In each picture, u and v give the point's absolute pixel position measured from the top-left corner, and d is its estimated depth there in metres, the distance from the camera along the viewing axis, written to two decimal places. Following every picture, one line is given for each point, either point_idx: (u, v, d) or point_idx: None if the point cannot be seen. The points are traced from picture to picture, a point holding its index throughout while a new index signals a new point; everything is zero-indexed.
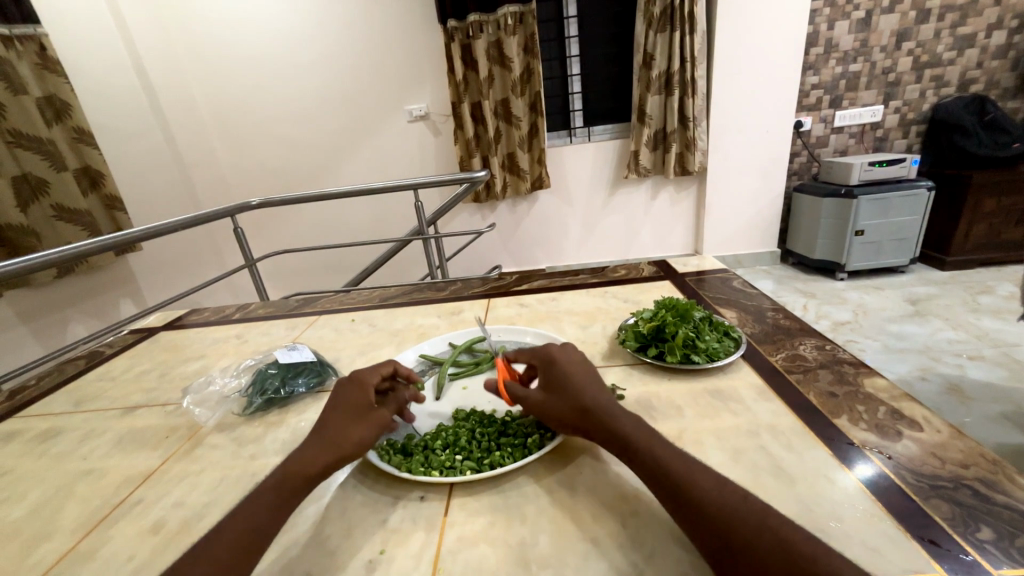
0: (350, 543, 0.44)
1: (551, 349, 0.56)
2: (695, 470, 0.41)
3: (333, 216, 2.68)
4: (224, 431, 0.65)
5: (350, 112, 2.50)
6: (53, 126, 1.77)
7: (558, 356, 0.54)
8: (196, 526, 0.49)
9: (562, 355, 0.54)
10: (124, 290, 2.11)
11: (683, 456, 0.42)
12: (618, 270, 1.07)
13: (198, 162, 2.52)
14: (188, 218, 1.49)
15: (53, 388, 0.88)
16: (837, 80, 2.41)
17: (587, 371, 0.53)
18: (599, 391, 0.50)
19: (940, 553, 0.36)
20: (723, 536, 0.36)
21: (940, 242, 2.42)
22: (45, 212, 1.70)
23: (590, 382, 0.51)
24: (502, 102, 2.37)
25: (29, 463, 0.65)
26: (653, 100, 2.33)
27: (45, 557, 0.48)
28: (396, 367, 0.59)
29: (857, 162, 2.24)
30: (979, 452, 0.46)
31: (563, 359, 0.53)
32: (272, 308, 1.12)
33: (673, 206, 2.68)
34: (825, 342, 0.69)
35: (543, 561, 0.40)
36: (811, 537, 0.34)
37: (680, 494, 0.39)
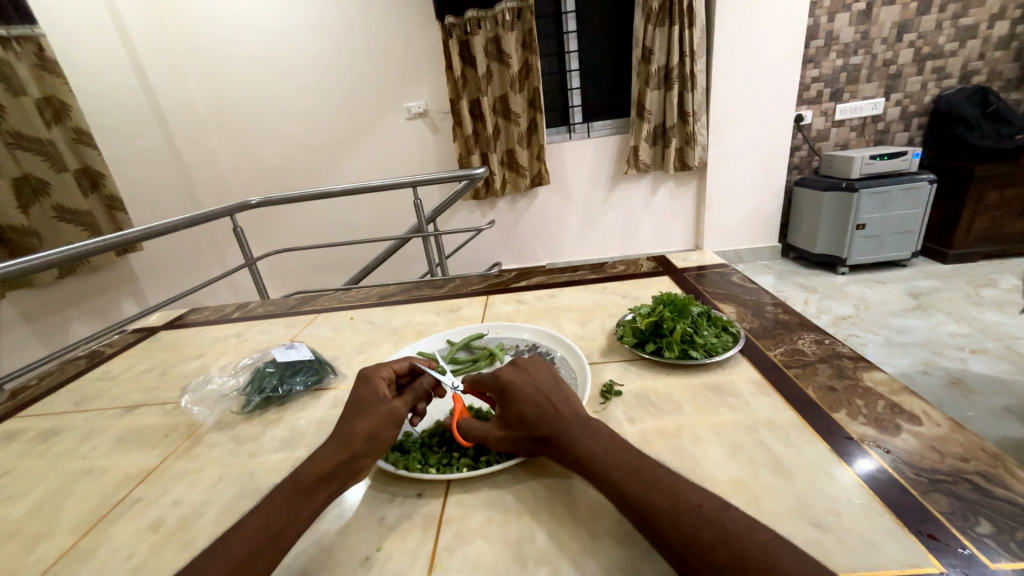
0: (347, 540, 0.44)
1: (500, 371, 0.52)
2: (651, 482, 0.39)
3: (333, 214, 2.67)
4: (222, 429, 0.65)
5: (349, 110, 2.49)
6: (52, 127, 1.77)
7: (508, 380, 0.51)
8: (195, 524, 0.49)
9: (511, 378, 0.51)
10: (126, 290, 2.11)
11: (642, 468, 0.41)
12: (617, 266, 1.06)
13: (198, 162, 2.52)
14: (188, 218, 1.48)
15: (54, 387, 0.89)
16: (838, 73, 2.40)
17: (542, 390, 0.49)
18: (556, 411, 0.47)
19: (939, 547, 0.36)
20: (683, 558, 0.34)
21: (942, 235, 2.41)
22: (46, 213, 1.70)
23: (547, 406, 0.48)
24: (501, 99, 2.36)
25: (29, 463, 0.65)
26: (652, 95, 2.32)
27: (45, 556, 0.49)
28: (411, 361, 0.58)
29: (858, 155, 2.22)
30: (979, 446, 0.46)
31: (513, 384, 0.50)
32: (271, 307, 1.12)
33: (673, 202, 2.67)
34: (823, 336, 0.68)
35: (539, 558, 0.40)
36: (771, 545, 0.33)
37: (638, 514, 0.38)
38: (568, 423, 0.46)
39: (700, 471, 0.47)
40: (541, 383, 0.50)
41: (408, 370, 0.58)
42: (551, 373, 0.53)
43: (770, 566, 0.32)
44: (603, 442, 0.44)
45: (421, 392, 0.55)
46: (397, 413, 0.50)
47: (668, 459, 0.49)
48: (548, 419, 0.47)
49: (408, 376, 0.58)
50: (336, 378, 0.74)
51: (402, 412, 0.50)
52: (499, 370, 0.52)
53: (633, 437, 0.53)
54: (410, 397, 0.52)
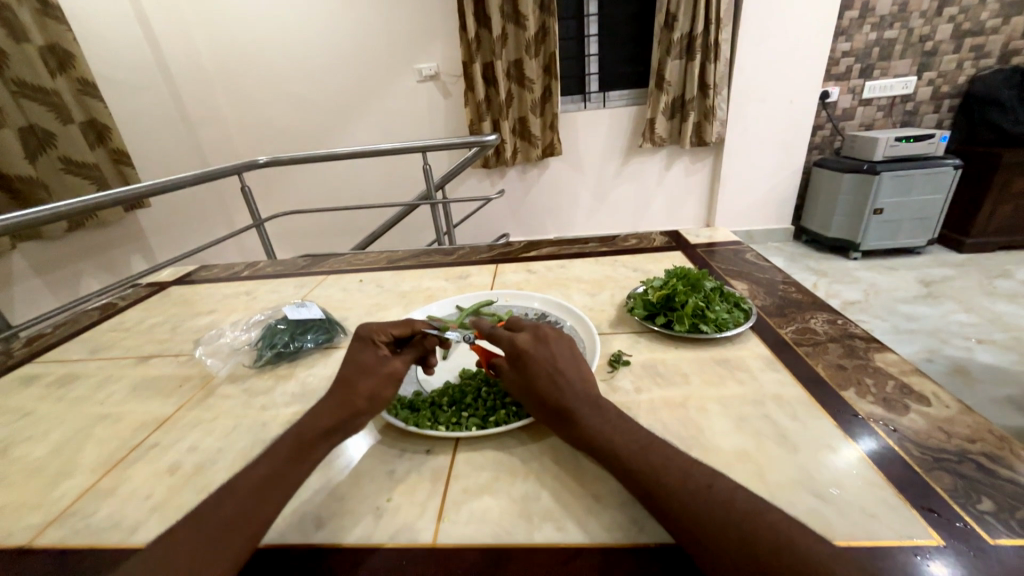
0: (358, 489, 0.46)
1: (517, 338, 0.51)
2: (659, 461, 0.40)
3: (341, 178, 2.64)
4: (235, 381, 0.67)
5: (358, 70, 2.42)
6: (56, 76, 1.73)
7: (525, 350, 0.50)
8: (211, 469, 0.51)
9: (528, 348, 0.50)
10: (135, 246, 2.13)
11: (650, 447, 0.42)
12: (628, 240, 1.05)
13: (204, 118, 2.48)
14: (198, 174, 1.47)
15: (68, 336, 0.90)
16: (870, 47, 2.28)
17: (557, 362, 0.49)
18: (570, 386, 0.47)
19: (938, 521, 0.37)
20: (689, 533, 0.35)
21: (961, 223, 2.35)
22: (53, 164, 1.69)
23: (558, 379, 0.48)
24: (515, 63, 2.28)
25: (49, 406, 0.68)
26: (673, 65, 2.22)
27: (68, 493, 0.51)
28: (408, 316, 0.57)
29: (883, 136, 2.14)
30: (986, 428, 0.46)
31: (530, 354, 0.50)
32: (281, 266, 1.12)
33: (686, 178, 2.61)
34: (836, 316, 0.68)
35: (544, 514, 0.41)
36: (781, 523, 0.33)
37: (645, 491, 0.39)
38: (578, 399, 0.46)
39: (705, 440, 0.48)
40: (556, 355, 0.50)
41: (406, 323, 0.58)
42: (569, 346, 0.52)
43: (778, 544, 0.32)
44: (612, 419, 0.45)
45: (424, 347, 0.55)
46: (398, 373, 0.51)
47: (673, 429, 0.49)
48: (560, 394, 0.47)
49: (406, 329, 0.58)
50: (345, 337, 0.74)
51: (403, 371, 0.51)
52: (517, 337, 0.52)
53: (639, 405, 0.54)
54: (410, 355, 0.53)
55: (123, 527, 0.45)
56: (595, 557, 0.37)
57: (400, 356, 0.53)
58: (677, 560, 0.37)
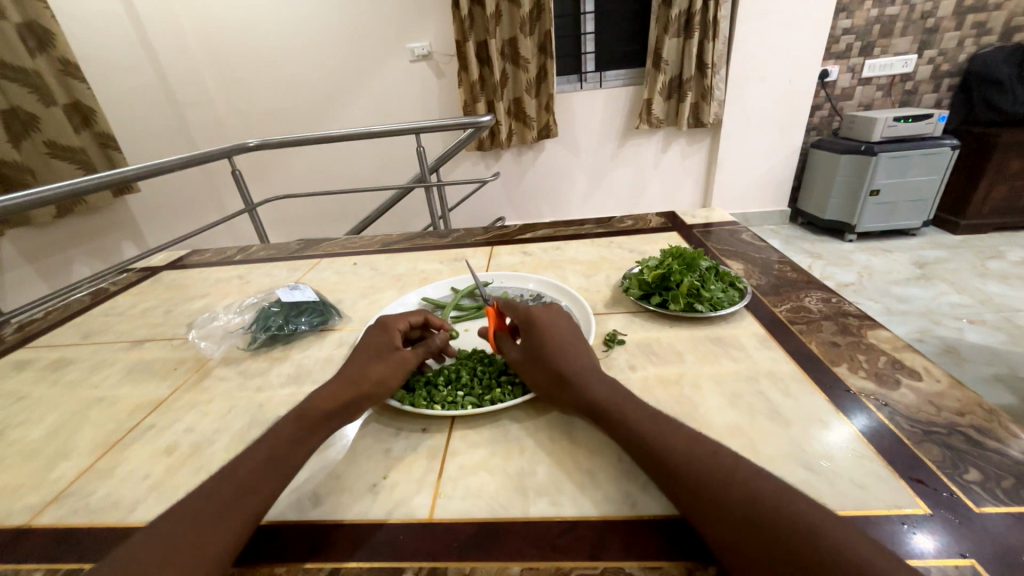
0: (355, 468, 0.46)
1: (531, 308, 0.54)
2: (663, 431, 0.40)
3: (333, 161, 2.60)
4: (230, 364, 0.66)
5: (349, 49, 2.35)
6: (37, 56, 1.67)
7: (536, 323, 0.52)
8: (208, 449, 0.51)
9: (539, 322, 0.52)
10: (125, 232, 2.10)
11: (652, 418, 0.42)
12: (624, 221, 1.04)
13: (191, 100, 2.41)
14: (187, 157, 1.43)
15: (60, 321, 0.90)
16: (872, 24, 2.24)
17: (565, 337, 0.51)
18: (576, 357, 0.48)
19: (925, 491, 0.38)
20: (690, 499, 0.35)
21: (956, 204, 2.35)
22: (38, 148, 1.65)
23: (566, 347, 0.49)
24: (510, 42, 2.23)
25: (43, 390, 0.67)
26: (671, 43, 2.18)
27: (65, 474, 0.51)
28: (426, 316, 0.59)
29: (882, 116, 2.13)
30: (976, 402, 0.46)
31: (541, 325, 0.52)
32: (274, 250, 1.11)
33: (683, 160, 2.59)
34: (830, 295, 0.68)
35: (540, 489, 0.42)
36: (781, 489, 0.34)
37: (647, 460, 0.39)
38: (583, 369, 0.47)
39: (699, 416, 0.48)
40: (565, 330, 0.52)
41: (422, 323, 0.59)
42: (577, 331, 0.54)
43: (776, 508, 0.32)
44: (617, 390, 0.46)
45: (432, 349, 0.56)
46: (407, 363, 0.52)
47: (667, 405, 0.50)
48: (566, 361, 0.48)
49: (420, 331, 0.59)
50: (341, 320, 0.74)
51: (412, 362, 0.52)
52: (530, 312, 0.54)
53: (634, 383, 0.54)
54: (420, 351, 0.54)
55: (121, 506, 0.45)
56: (592, 528, 0.38)
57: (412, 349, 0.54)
58: (677, 530, 0.37)
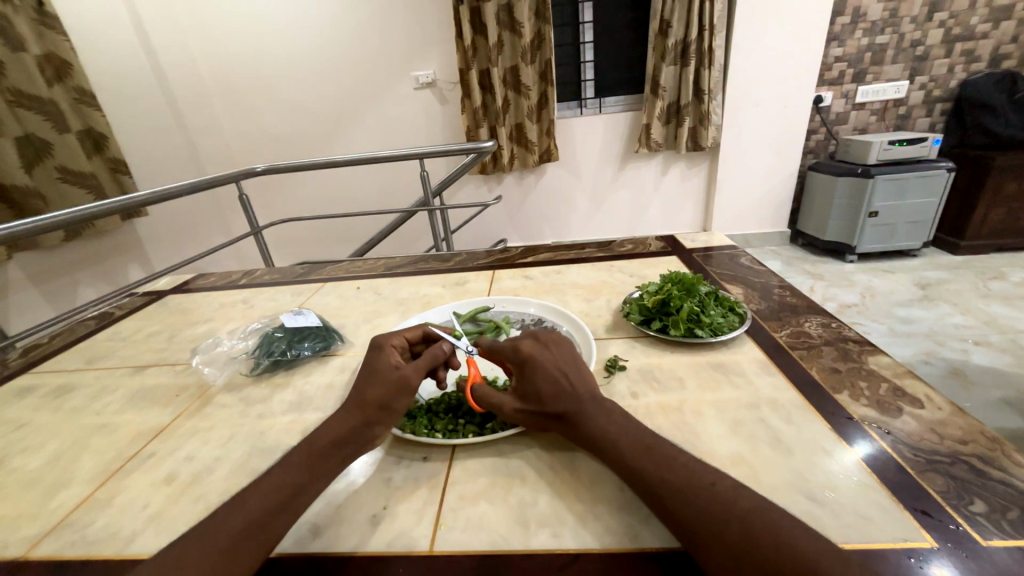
0: (355, 498, 0.46)
1: (519, 344, 0.52)
2: (664, 460, 0.40)
3: (338, 185, 2.65)
4: (232, 390, 0.67)
5: (356, 77, 2.43)
6: (54, 85, 1.74)
7: (529, 354, 0.51)
8: (208, 478, 0.51)
9: (531, 351, 0.51)
10: (132, 255, 2.12)
11: (653, 447, 0.42)
12: (625, 245, 1.05)
13: (201, 126, 2.49)
14: (196, 182, 1.47)
15: (65, 346, 0.90)
16: (862, 52, 2.31)
17: (559, 366, 0.50)
18: (572, 389, 0.48)
19: (930, 522, 0.37)
20: (692, 532, 0.35)
21: (956, 226, 2.36)
22: (50, 174, 1.69)
23: (560, 382, 0.48)
24: (511, 70, 2.30)
25: (46, 416, 0.68)
26: (667, 71, 2.24)
27: (64, 503, 0.51)
28: (424, 330, 0.58)
29: (877, 140, 2.16)
30: (979, 430, 0.46)
31: (534, 357, 0.50)
32: (279, 274, 1.12)
33: (682, 182, 2.63)
34: (830, 320, 0.68)
35: (542, 521, 0.42)
36: (782, 521, 0.33)
37: (648, 490, 0.39)
38: (582, 402, 0.47)
39: (701, 445, 0.48)
40: (558, 359, 0.50)
41: (423, 337, 0.59)
42: (569, 348, 0.53)
43: (779, 541, 0.32)
44: (617, 418, 0.45)
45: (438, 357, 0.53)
46: (407, 382, 0.50)
47: (669, 433, 0.50)
48: (564, 398, 0.47)
49: (422, 343, 0.59)
50: (343, 345, 0.74)
51: (414, 379, 0.50)
52: (520, 343, 0.52)
53: (636, 410, 0.54)
54: (421, 363, 0.52)
55: (120, 537, 0.45)
56: (594, 564, 0.37)
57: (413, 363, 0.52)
58: (681, 565, 0.37)
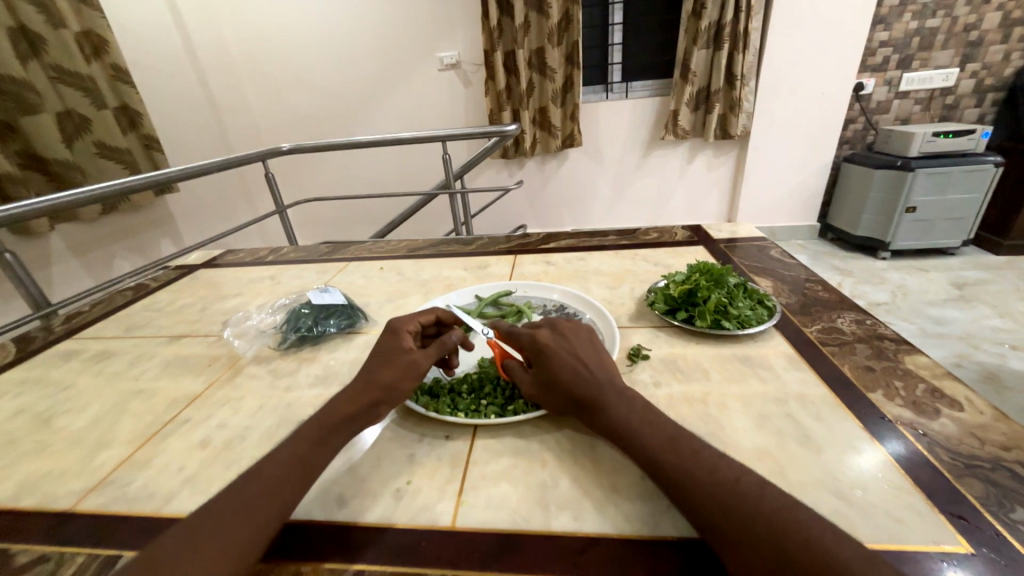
0: (379, 472, 0.47)
1: (537, 334, 0.52)
2: (687, 452, 0.40)
3: (361, 166, 2.67)
4: (260, 362, 0.69)
5: (380, 57, 2.42)
6: (92, 62, 1.78)
7: (545, 344, 0.51)
8: (239, 446, 0.53)
9: (548, 342, 0.51)
10: (163, 230, 2.19)
11: (675, 439, 0.41)
12: (649, 233, 1.03)
13: (229, 105, 2.52)
14: (224, 160, 1.49)
15: (103, 315, 0.94)
16: (910, 37, 2.18)
17: (578, 354, 0.50)
18: (591, 378, 0.47)
19: (967, 528, 0.36)
20: (717, 527, 0.35)
21: (1000, 224, 2.24)
22: (88, 149, 1.75)
23: (580, 370, 0.48)
24: (537, 52, 2.25)
25: (88, 379, 0.71)
26: (699, 54, 2.16)
27: (106, 462, 0.53)
28: (438, 315, 0.59)
29: (920, 131, 2.06)
30: (1022, 435, 0.44)
31: (550, 348, 0.50)
32: (304, 252, 1.14)
33: (709, 171, 2.55)
34: (864, 316, 0.66)
35: (561, 504, 0.42)
36: (811, 522, 0.32)
37: (671, 482, 0.39)
38: (603, 389, 0.46)
39: (726, 437, 0.47)
40: (576, 347, 0.50)
41: (435, 323, 0.59)
42: (588, 337, 0.53)
43: (809, 542, 0.31)
44: (638, 407, 0.45)
45: (448, 346, 0.54)
46: (417, 367, 0.51)
47: (693, 424, 0.49)
48: (583, 385, 0.47)
49: (434, 329, 0.59)
50: (367, 323, 0.76)
51: (423, 365, 0.51)
52: (537, 333, 0.52)
53: (659, 399, 0.54)
54: (433, 350, 0.53)
55: (158, 497, 0.47)
56: (613, 548, 0.38)
57: (424, 351, 0.53)
58: (702, 556, 0.36)
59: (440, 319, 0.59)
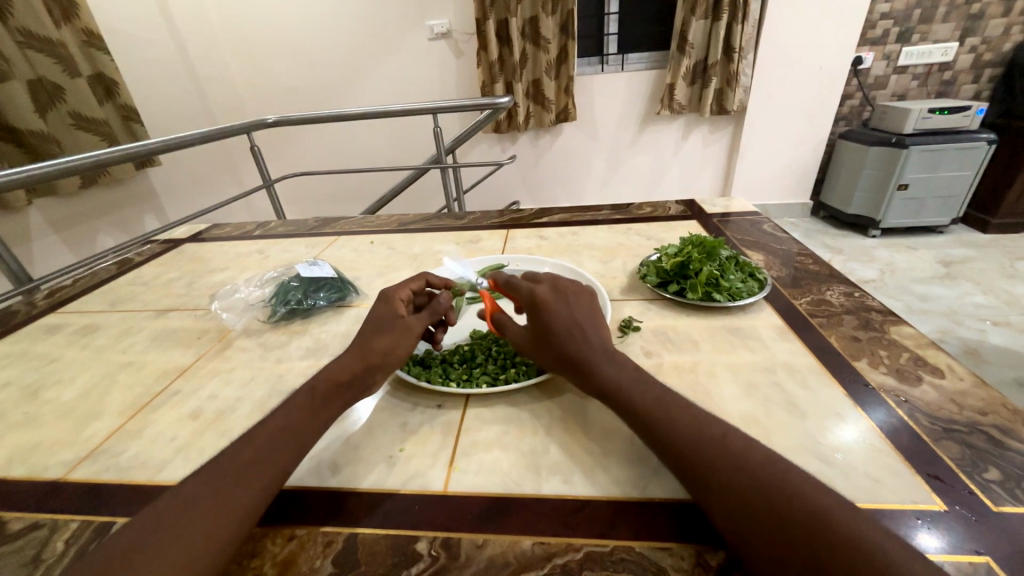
0: (372, 440, 0.47)
1: (536, 290, 0.51)
2: (674, 411, 0.40)
3: (350, 140, 2.60)
4: (250, 335, 0.68)
5: (368, 25, 2.32)
6: (62, 27, 1.69)
7: (544, 301, 0.50)
8: (230, 416, 0.53)
9: (547, 300, 0.50)
10: (147, 205, 2.14)
11: (663, 399, 0.42)
12: (643, 208, 1.02)
13: (211, 74, 2.42)
14: (207, 131, 1.44)
15: (87, 289, 0.92)
16: (912, 9, 2.13)
17: (575, 316, 0.49)
18: (586, 339, 0.47)
19: (942, 488, 0.37)
20: (700, 482, 0.36)
21: (988, 202, 2.26)
22: (63, 119, 1.68)
23: (575, 331, 0.48)
24: (531, 21, 2.17)
25: (74, 353, 0.70)
26: (697, 25, 2.10)
27: (96, 433, 0.53)
28: (427, 281, 0.58)
29: (916, 107, 2.04)
30: (1000, 401, 0.45)
31: (548, 307, 0.49)
32: (292, 227, 1.12)
33: (704, 147, 2.53)
34: (853, 289, 0.67)
35: (552, 468, 0.43)
36: (792, 476, 0.33)
37: (658, 441, 0.39)
38: (595, 352, 0.47)
39: (714, 405, 0.48)
40: (575, 309, 0.50)
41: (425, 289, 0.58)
42: (589, 302, 0.51)
43: (788, 493, 0.32)
44: (628, 369, 0.45)
45: (438, 311, 0.54)
46: (412, 330, 0.51)
47: (682, 392, 0.50)
48: (576, 347, 0.47)
49: (424, 296, 0.58)
50: (358, 297, 0.75)
51: (418, 329, 0.52)
52: (537, 290, 0.51)
53: (649, 369, 0.54)
54: (426, 314, 0.53)
55: (151, 466, 0.47)
56: (602, 509, 0.39)
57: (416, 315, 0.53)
58: (688, 516, 0.38)
59: (431, 285, 0.58)
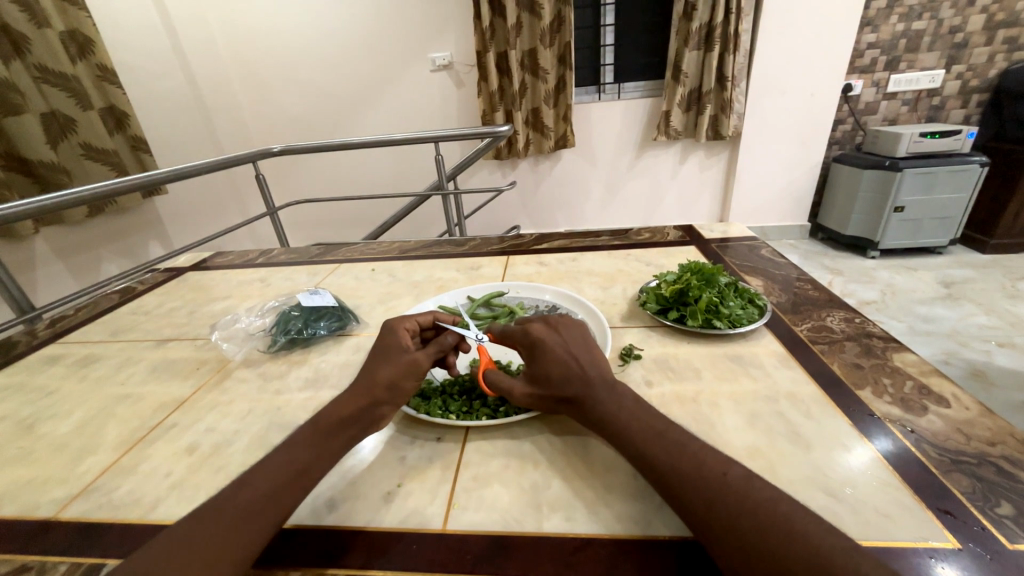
0: (370, 475, 0.46)
1: (530, 329, 0.52)
2: (673, 446, 0.40)
3: (353, 167, 2.66)
4: (250, 366, 0.68)
5: (372, 58, 2.41)
6: (77, 62, 1.76)
7: (539, 338, 0.50)
8: (227, 450, 0.52)
9: (542, 336, 0.51)
10: (152, 232, 2.16)
11: (662, 435, 0.41)
12: (641, 233, 1.03)
13: (219, 105, 2.50)
14: (213, 161, 1.47)
15: (89, 318, 0.93)
16: (897, 39, 2.21)
17: (571, 350, 0.49)
18: (583, 373, 0.47)
19: (954, 524, 0.36)
20: (703, 522, 0.35)
21: (985, 222, 2.28)
22: (74, 150, 1.72)
23: (572, 366, 0.48)
24: (529, 53, 2.25)
25: (73, 384, 0.70)
26: (690, 56, 2.18)
27: (91, 469, 0.52)
28: (435, 317, 0.59)
29: (907, 132, 2.08)
30: (1008, 431, 0.45)
31: (544, 341, 0.50)
32: (295, 254, 1.13)
33: (701, 172, 2.57)
34: (854, 315, 0.66)
35: (553, 504, 0.42)
36: (795, 515, 0.33)
37: (659, 479, 0.39)
38: (593, 385, 0.46)
39: (717, 436, 0.47)
40: (570, 343, 0.50)
41: (433, 325, 0.59)
42: (580, 333, 0.52)
43: (791, 533, 0.31)
44: (627, 401, 0.45)
45: (445, 347, 0.55)
46: (418, 364, 0.50)
47: (685, 423, 0.49)
48: (573, 381, 0.47)
49: (432, 331, 0.59)
50: (358, 326, 0.75)
51: (425, 364, 0.51)
52: (531, 327, 0.52)
53: (652, 399, 0.54)
54: (432, 350, 0.53)
55: (144, 503, 0.46)
56: (604, 549, 0.37)
57: (424, 350, 0.53)
58: (693, 555, 0.36)
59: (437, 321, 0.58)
